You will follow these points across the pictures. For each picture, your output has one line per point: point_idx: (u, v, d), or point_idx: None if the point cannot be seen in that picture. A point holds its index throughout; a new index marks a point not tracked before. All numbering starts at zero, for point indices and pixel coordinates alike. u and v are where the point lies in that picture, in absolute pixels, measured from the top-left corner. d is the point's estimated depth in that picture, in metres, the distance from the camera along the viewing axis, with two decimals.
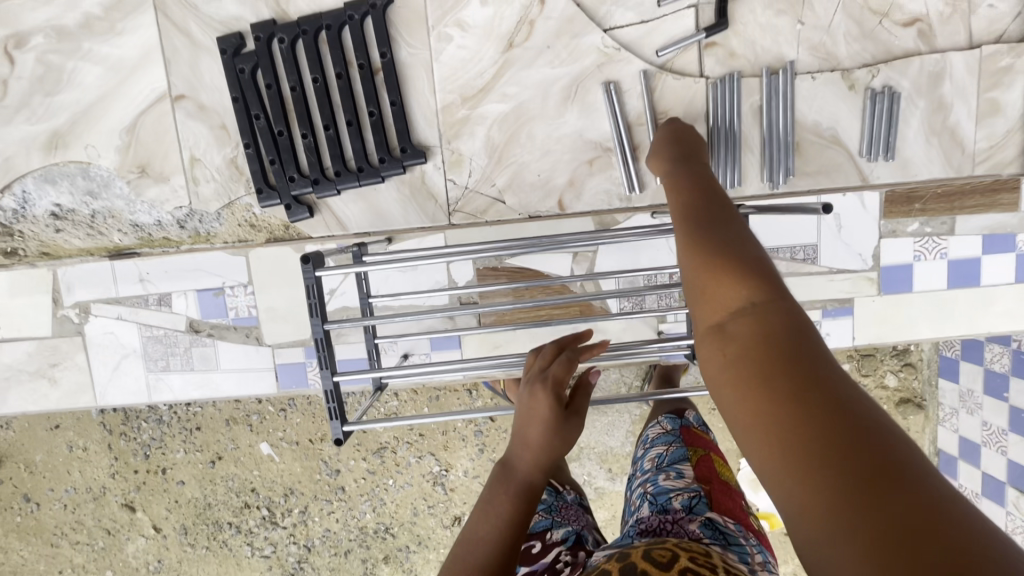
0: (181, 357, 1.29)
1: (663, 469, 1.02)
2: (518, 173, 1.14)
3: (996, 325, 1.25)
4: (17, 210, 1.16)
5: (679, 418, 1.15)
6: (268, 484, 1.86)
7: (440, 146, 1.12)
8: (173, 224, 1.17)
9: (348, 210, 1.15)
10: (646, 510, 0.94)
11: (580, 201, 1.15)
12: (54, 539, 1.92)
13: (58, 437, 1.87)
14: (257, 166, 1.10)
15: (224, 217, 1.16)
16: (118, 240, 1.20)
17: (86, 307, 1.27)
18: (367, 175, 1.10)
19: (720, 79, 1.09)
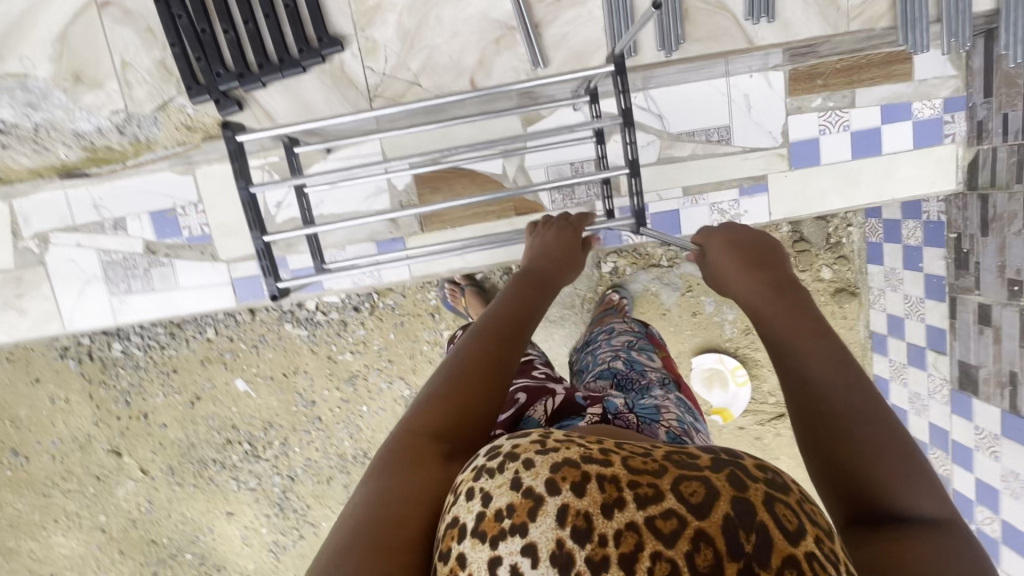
0: (141, 279, 1.36)
1: (634, 349, 1.28)
2: (430, 58, 1.20)
3: (899, 190, 1.36)
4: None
5: (646, 326, 1.39)
6: (248, 419, 1.95)
7: (354, 34, 1.17)
8: (113, 130, 1.20)
9: (275, 102, 1.19)
10: (626, 369, 1.17)
11: (491, 79, 1.21)
12: (45, 490, 2.00)
13: (39, 391, 1.93)
14: (183, 64, 1.12)
15: (160, 120, 1.18)
16: (63, 154, 1.24)
17: (45, 237, 1.33)
18: (288, 66, 1.13)
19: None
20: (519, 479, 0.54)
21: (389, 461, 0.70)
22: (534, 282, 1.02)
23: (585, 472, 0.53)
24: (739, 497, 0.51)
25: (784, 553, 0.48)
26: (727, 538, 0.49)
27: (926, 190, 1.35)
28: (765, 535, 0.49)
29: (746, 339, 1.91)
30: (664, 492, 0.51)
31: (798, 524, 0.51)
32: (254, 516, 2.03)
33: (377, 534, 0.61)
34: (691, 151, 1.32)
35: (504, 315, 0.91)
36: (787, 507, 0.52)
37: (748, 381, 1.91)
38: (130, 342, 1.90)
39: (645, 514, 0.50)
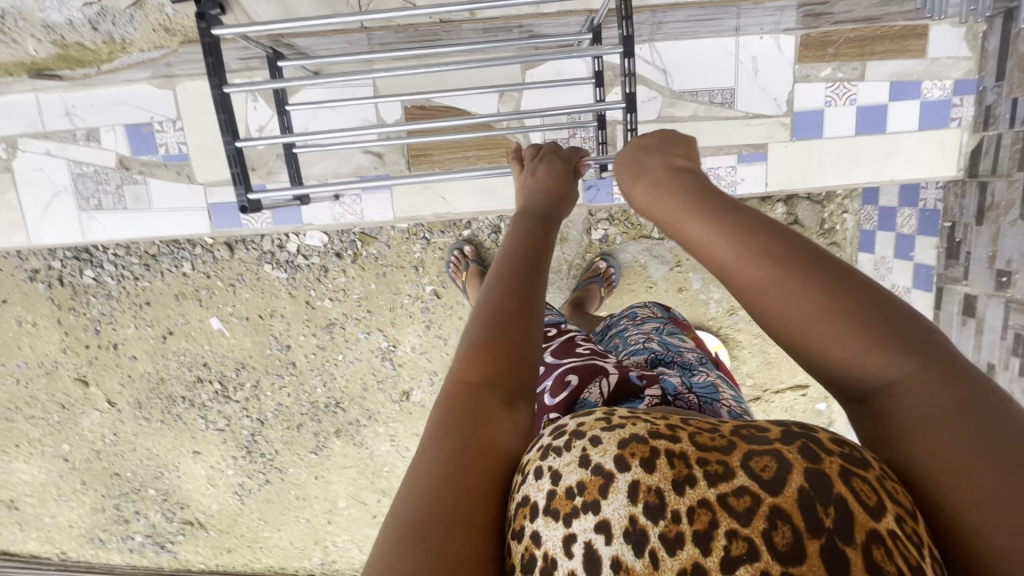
0: (113, 195, 1.30)
1: (664, 332, 1.20)
2: None
3: (898, 172, 1.32)
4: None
5: (668, 310, 1.35)
6: (220, 359, 1.91)
7: None
8: (85, 24, 1.11)
9: (259, 8, 1.14)
10: (663, 348, 1.09)
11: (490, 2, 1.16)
12: (8, 414, 1.96)
13: (6, 312, 1.88)
14: None
15: (137, 19, 1.09)
16: (33, 49, 1.14)
17: (13, 142, 1.28)
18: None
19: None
20: (588, 456, 0.53)
21: (441, 424, 0.64)
22: (546, 217, 0.95)
23: (654, 448, 0.52)
24: (815, 469, 0.49)
25: (866, 528, 0.46)
26: (805, 514, 0.47)
27: (926, 174, 1.32)
28: (845, 511, 0.47)
29: (730, 319, 1.90)
30: (734, 469, 0.50)
31: (878, 501, 0.48)
32: (221, 457, 2.00)
33: (452, 501, 0.56)
34: (692, 111, 1.28)
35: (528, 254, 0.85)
36: (866, 481, 0.49)
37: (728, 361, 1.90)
38: (103, 269, 1.85)
39: (717, 492, 0.49)
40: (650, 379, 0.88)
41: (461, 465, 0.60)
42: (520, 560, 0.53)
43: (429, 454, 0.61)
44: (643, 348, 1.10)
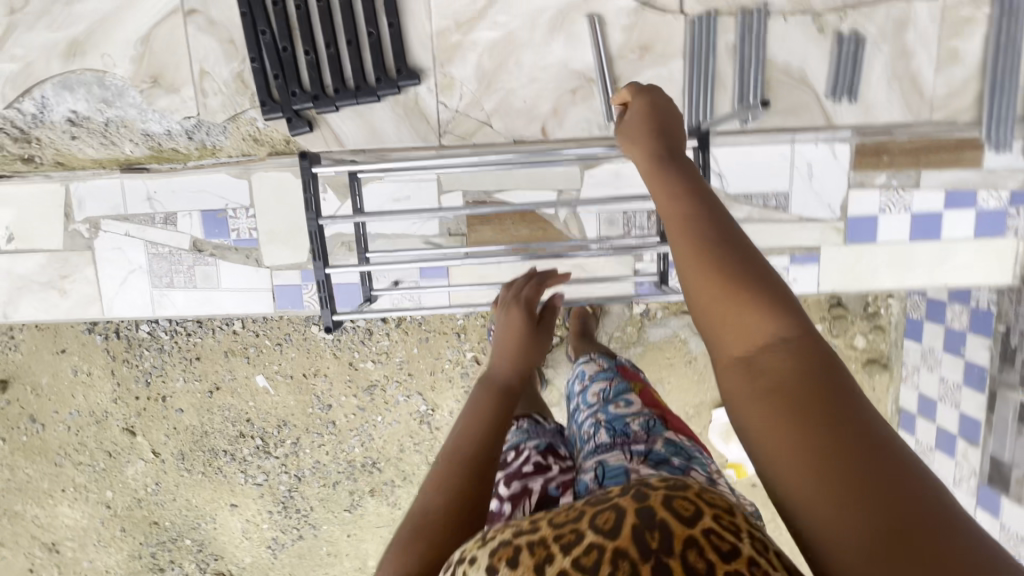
0: (185, 275, 1.37)
1: (610, 401, 1.10)
2: (505, 99, 1.20)
3: (953, 277, 1.32)
4: (34, 115, 1.20)
5: (612, 357, 1.26)
6: (263, 416, 1.96)
7: (433, 69, 1.18)
8: (182, 134, 1.23)
9: (345, 126, 1.21)
10: (602, 437, 1.01)
11: (562, 128, 1.21)
12: (57, 459, 2.02)
13: (64, 361, 1.96)
14: (261, 80, 1.15)
15: (230, 130, 1.23)
16: (130, 150, 1.25)
17: (96, 222, 1.35)
18: (364, 93, 1.15)
19: (698, 16, 1.16)
20: (491, 566, 0.60)
21: None
22: (505, 387, 1.07)
23: (518, 547, 0.60)
24: (642, 506, 0.59)
25: (683, 537, 0.55)
26: (636, 545, 0.55)
27: (981, 280, 1.32)
28: (668, 533, 0.55)
29: None
30: (583, 533, 0.58)
31: (694, 511, 0.58)
32: (257, 510, 2.04)
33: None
34: (745, 214, 1.32)
35: (472, 435, 0.95)
36: (685, 500, 0.60)
37: None
38: (157, 325, 1.92)
39: (570, 559, 0.56)
40: (566, 489, 0.94)
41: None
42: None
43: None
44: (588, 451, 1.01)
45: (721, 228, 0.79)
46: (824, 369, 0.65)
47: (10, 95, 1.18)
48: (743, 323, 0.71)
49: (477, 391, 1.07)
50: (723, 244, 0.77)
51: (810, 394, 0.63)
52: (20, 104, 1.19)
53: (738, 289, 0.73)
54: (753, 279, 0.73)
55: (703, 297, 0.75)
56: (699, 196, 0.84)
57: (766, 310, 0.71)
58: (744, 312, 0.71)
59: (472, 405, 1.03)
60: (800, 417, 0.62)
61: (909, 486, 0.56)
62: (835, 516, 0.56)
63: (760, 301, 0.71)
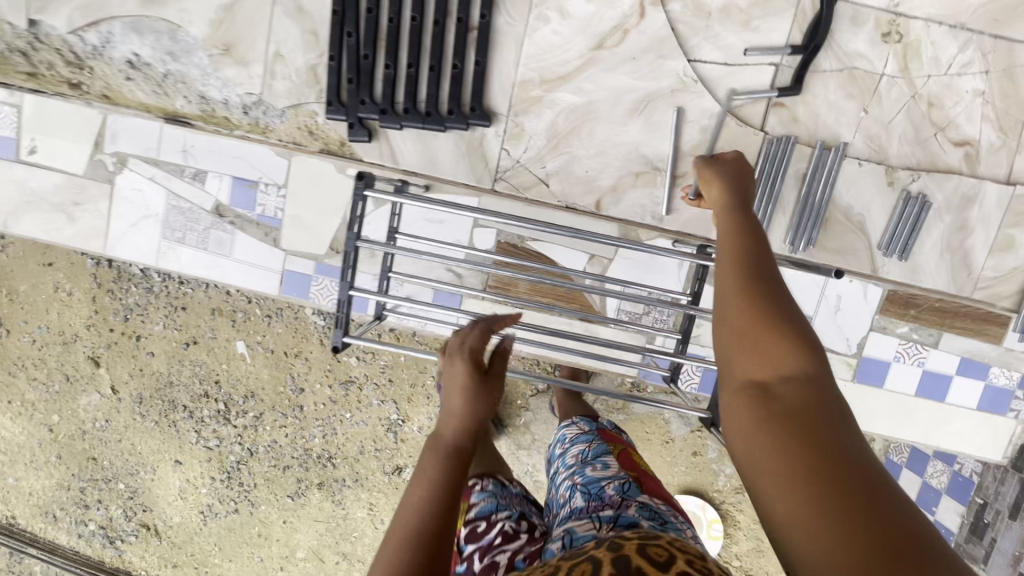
0: (198, 234, 1.33)
1: (589, 463, 1.09)
2: (569, 164, 1.27)
3: (948, 441, 1.40)
4: (96, 47, 1.20)
5: (596, 421, 1.25)
6: (233, 382, 1.91)
7: (506, 116, 1.25)
8: (239, 107, 1.23)
9: (404, 146, 1.26)
10: (583, 501, 0.99)
11: (618, 205, 1.30)
12: (11, 369, 1.95)
13: (48, 275, 1.90)
14: (334, 80, 1.18)
15: (287, 116, 1.23)
16: (179, 105, 1.25)
17: (124, 159, 1.31)
18: (432, 121, 1.21)
19: (778, 138, 1.26)
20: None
21: None
22: (451, 454, 0.90)
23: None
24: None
25: None
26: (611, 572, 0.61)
27: (971, 451, 1.41)
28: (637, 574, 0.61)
29: (734, 496, 1.89)
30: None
31: (667, 556, 0.65)
32: (199, 473, 1.98)
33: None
34: None
35: (414, 523, 0.82)
36: (655, 549, 0.66)
37: (722, 537, 1.87)
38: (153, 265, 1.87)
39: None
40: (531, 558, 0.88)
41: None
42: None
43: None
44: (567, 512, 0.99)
45: (764, 269, 0.85)
46: (834, 401, 0.70)
47: (78, 22, 1.18)
48: (764, 356, 0.75)
49: (420, 460, 0.91)
50: (761, 280, 0.83)
51: (807, 420, 0.68)
52: (85, 34, 1.18)
53: (771, 324, 0.77)
54: (788, 319, 0.77)
55: (733, 333, 0.79)
56: (750, 240, 0.90)
57: (791, 339, 0.75)
58: (769, 344, 0.75)
59: (414, 477, 0.88)
60: (808, 447, 0.65)
61: (902, 520, 0.59)
62: (820, 538, 0.59)
63: (789, 337, 0.75)
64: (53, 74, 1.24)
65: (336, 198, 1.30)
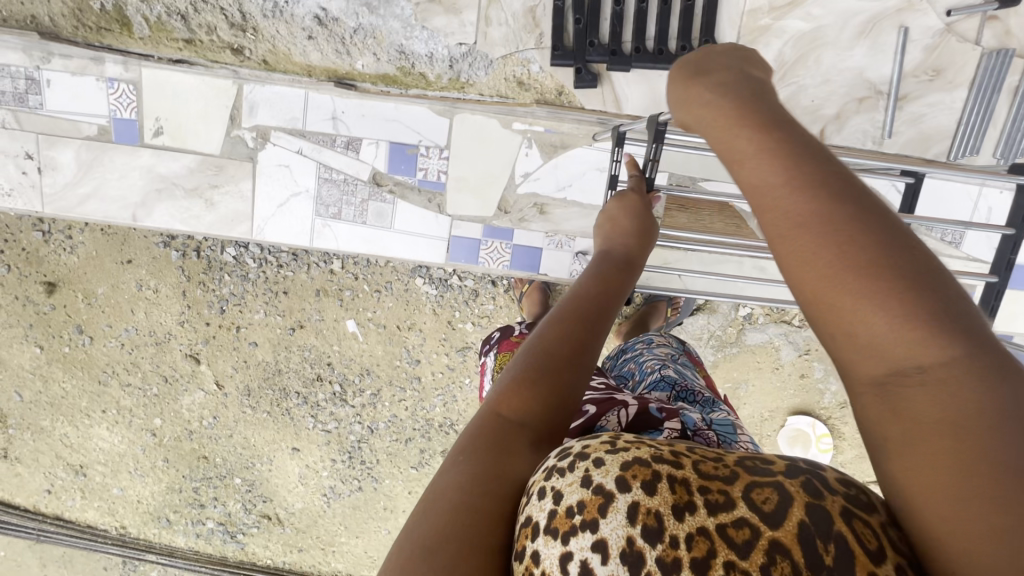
0: (356, 208, 1.25)
1: (677, 360, 1.17)
2: (795, 95, 1.26)
3: None
4: (278, 3, 1.10)
5: (684, 345, 1.30)
6: (346, 361, 1.86)
7: (735, 48, 1.23)
8: (444, 60, 1.15)
9: (630, 92, 1.18)
10: (680, 379, 1.05)
11: (840, 134, 1.28)
12: (101, 377, 1.83)
13: (128, 273, 1.75)
14: (560, 21, 1.12)
15: (494, 67, 1.16)
16: (359, 65, 1.16)
17: (265, 133, 1.21)
18: (665, 59, 1.15)
19: (996, 51, 1.20)
20: (589, 476, 0.52)
21: (468, 446, 0.63)
22: (624, 264, 0.86)
23: (656, 472, 0.51)
24: (817, 505, 0.48)
25: (864, 569, 0.45)
26: (804, 548, 0.46)
27: None
28: (845, 549, 0.46)
29: (839, 411, 1.99)
30: (734, 500, 0.49)
31: (879, 545, 0.47)
32: (319, 457, 1.95)
33: (440, 513, 0.56)
34: (922, 244, 1.38)
35: (581, 305, 0.77)
36: (868, 525, 0.48)
37: (831, 449, 2.00)
38: (246, 250, 1.76)
39: (716, 522, 0.48)
40: (671, 413, 0.80)
41: (475, 491, 0.58)
42: None
43: (450, 474, 0.60)
44: (661, 379, 1.05)
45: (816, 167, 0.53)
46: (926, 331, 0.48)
47: None
48: (874, 305, 0.49)
49: (598, 265, 0.85)
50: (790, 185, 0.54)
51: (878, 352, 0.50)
52: None
53: (835, 258, 0.50)
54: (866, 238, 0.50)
55: (838, 275, 0.50)
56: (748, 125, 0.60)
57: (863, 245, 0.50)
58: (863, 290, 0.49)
59: (594, 274, 0.83)
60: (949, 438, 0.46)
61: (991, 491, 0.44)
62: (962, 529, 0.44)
63: (866, 269, 0.49)
64: (212, 40, 1.14)
65: (503, 153, 1.24)
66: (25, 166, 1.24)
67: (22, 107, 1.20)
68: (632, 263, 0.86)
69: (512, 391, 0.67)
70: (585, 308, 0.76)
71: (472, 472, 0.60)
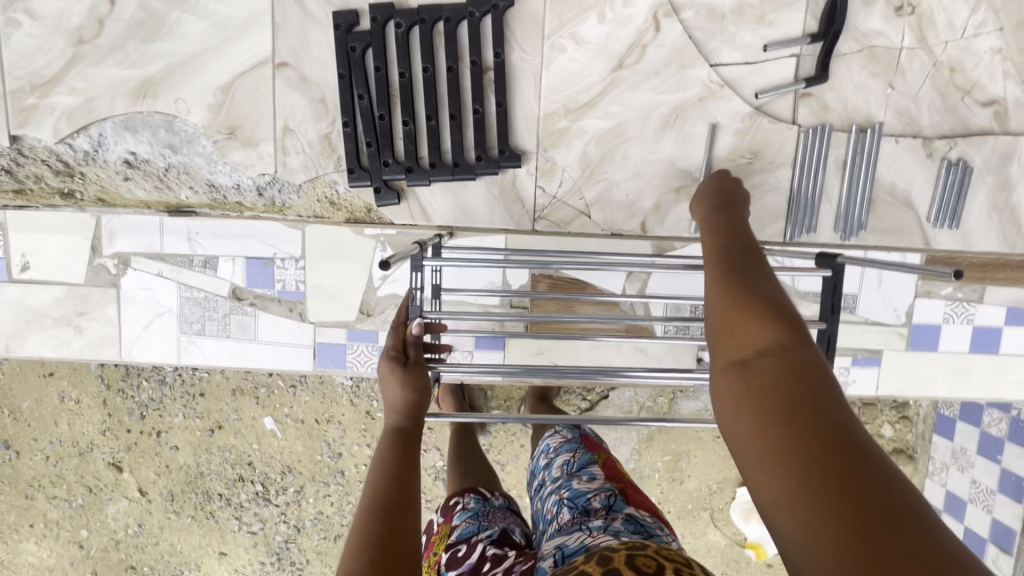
0: (218, 322, 1.30)
1: (574, 474, 1.12)
2: (606, 191, 1.29)
3: (1008, 392, 1.43)
4: (89, 152, 1.21)
5: (577, 427, 1.28)
6: (267, 460, 1.83)
7: (536, 152, 1.27)
8: (253, 189, 1.24)
9: (435, 201, 1.27)
10: (565, 515, 1.01)
11: (662, 225, 1.31)
12: (28, 491, 1.84)
13: (51, 385, 1.79)
14: (352, 146, 1.21)
15: (305, 190, 1.24)
16: (184, 196, 1.24)
17: (126, 258, 1.27)
18: (462, 170, 1.23)
19: (813, 128, 1.27)
20: None
21: None
22: (408, 439, 0.94)
23: None
24: (609, 569, 0.67)
25: None
26: None
27: None
28: None
29: None
30: None
31: (658, 566, 0.67)
32: (247, 560, 1.89)
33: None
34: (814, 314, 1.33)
35: (378, 497, 0.83)
36: (648, 558, 0.69)
37: None
38: None
39: None
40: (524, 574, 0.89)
41: None
42: None
43: None
44: (553, 528, 1.02)
45: (747, 277, 0.81)
46: (816, 374, 0.67)
47: (65, 130, 1.19)
48: (756, 334, 0.73)
49: (380, 451, 0.92)
50: (725, 263, 0.85)
51: (791, 383, 0.66)
52: (75, 141, 1.20)
53: (753, 327, 0.74)
54: (760, 308, 0.75)
55: (748, 333, 0.74)
56: (725, 247, 0.89)
57: (766, 313, 0.74)
58: (748, 314, 0.75)
59: (376, 463, 0.89)
60: (798, 438, 0.61)
61: (842, 466, 0.58)
62: (799, 516, 0.57)
63: (761, 319, 0.74)
64: (42, 187, 1.22)
65: (356, 260, 1.29)
66: None
67: None
68: (415, 430, 0.95)
69: None
70: (376, 501, 0.82)
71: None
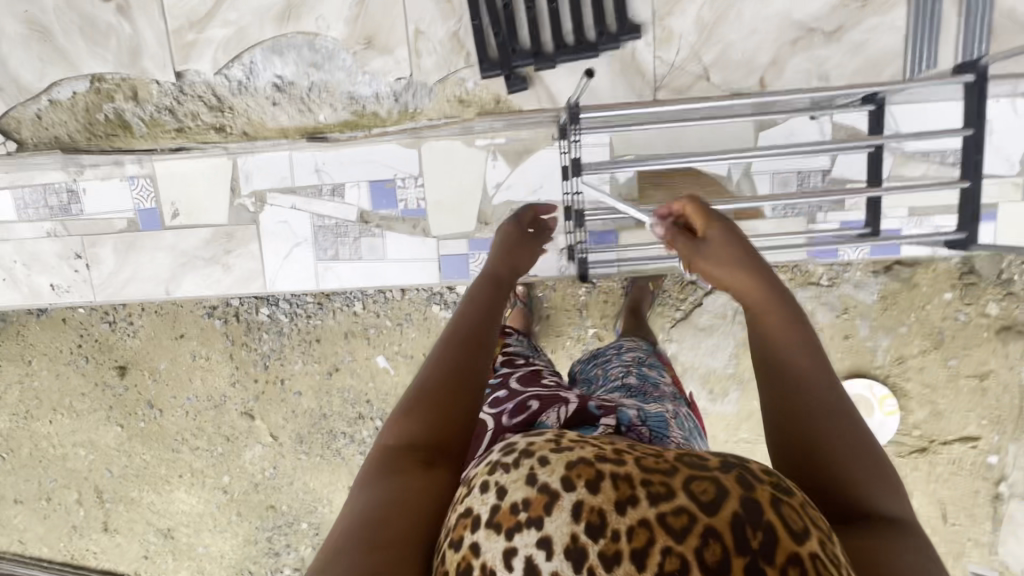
0: (348, 246, 1.52)
1: (644, 364, 1.20)
2: (724, 51, 1.39)
3: None
4: (241, 81, 1.43)
5: (655, 345, 1.34)
6: (383, 396, 1.95)
7: (653, 24, 1.38)
8: (389, 95, 1.42)
9: (560, 84, 1.40)
10: (639, 383, 1.10)
11: (781, 79, 1.40)
12: (173, 444, 2.02)
13: (182, 346, 1.95)
14: (484, 39, 1.35)
15: (436, 92, 1.41)
16: (325, 113, 1.44)
17: (263, 195, 1.51)
18: (586, 48, 1.36)
19: None
20: (533, 473, 0.51)
21: (374, 472, 0.73)
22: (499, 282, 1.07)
23: (600, 470, 0.50)
24: (749, 496, 0.47)
25: (789, 551, 0.44)
26: (735, 534, 0.45)
27: None
28: (774, 535, 0.45)
29: (897, 368, 1.83)
30: (675, 488, 0.47)
31: (805, 525, 0.47)
32: None
33: (368, 543, 0.64)
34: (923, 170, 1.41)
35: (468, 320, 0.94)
36: (794, 510, 0.47)
37: (897, 410, 1.84)
38: (278, 308, 1.91)
39: (657, 511, 0.46)
40: (608, 410, 0.86)
41: (383, 503, 0.67)
42: (455, 567, 0.53)
43: (361, 502, 0.69)
44: (620, 384, 1.10)
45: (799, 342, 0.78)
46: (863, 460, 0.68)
47: (223, 62, 1.41)
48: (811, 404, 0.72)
49: (478, 285, 1.05)
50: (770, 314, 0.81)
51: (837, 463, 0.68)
52: (230, 70, 1.42)
53: (805, 393, 0.73)
54: (811, 380, 0.74)
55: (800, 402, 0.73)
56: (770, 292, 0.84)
57: (817, 388, 0.73)
58: (804, 381, 0.74)
59: (471, 295, 1.01)
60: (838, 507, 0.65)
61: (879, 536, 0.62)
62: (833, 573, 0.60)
63: (812, 394, 0.73)
64: (198, 124, 1.46)
65: (468, 171, 1.47)
66: (76, 266, 1.60)
67: (68, 214, 1.57)
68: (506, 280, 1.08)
69: (409, 418, 0.78)
70: (466, 326, 0.92)
71: (369, 501, 0.69)
